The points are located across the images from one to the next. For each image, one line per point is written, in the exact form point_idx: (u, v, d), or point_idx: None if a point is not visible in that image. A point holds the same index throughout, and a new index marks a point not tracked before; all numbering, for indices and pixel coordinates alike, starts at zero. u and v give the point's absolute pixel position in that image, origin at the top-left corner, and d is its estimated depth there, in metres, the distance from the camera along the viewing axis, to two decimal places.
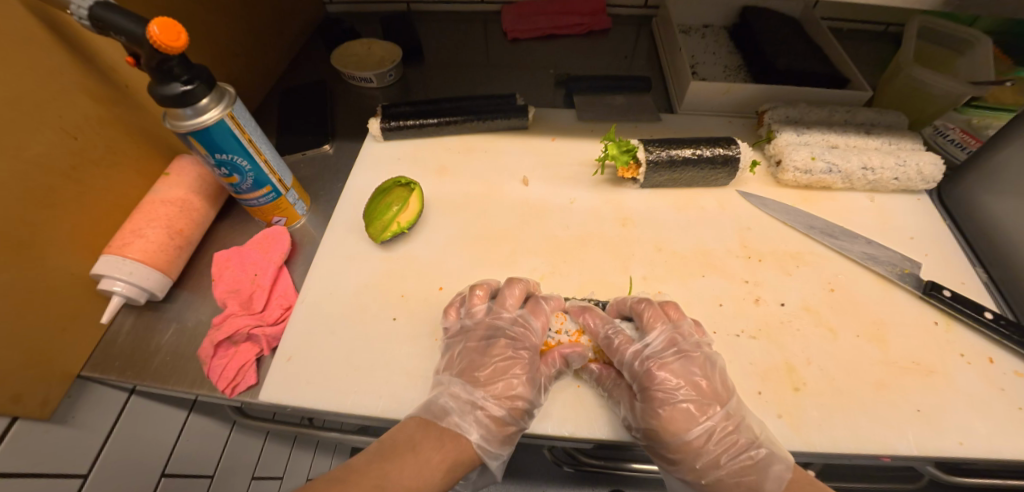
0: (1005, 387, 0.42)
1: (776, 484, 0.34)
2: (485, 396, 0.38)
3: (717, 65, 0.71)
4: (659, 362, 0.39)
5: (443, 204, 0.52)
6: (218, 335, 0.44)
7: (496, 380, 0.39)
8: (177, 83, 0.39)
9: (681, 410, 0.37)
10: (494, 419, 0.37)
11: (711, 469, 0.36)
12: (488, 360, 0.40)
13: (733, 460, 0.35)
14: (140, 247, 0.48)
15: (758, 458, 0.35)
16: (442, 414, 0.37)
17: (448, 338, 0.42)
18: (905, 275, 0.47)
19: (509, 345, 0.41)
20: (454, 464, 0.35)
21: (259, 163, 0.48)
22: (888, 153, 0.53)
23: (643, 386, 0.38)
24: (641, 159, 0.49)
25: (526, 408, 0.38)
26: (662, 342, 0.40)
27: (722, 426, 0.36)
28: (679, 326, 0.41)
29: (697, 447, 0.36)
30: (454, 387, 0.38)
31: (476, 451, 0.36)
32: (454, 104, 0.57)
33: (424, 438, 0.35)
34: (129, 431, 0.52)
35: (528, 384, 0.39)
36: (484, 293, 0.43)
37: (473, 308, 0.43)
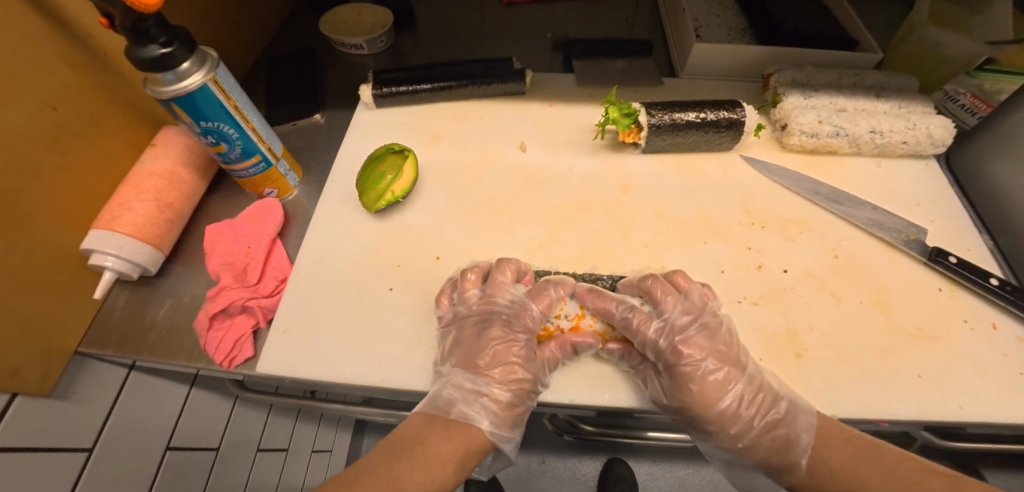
0: (1007, 352, 0.42)
1: (808, 434, 0.35)
2: (490, 382, 0.38)
3: (721, 27, 0.69)
4: (683, 336, 0.38)
5: (439, 173, 0.51)
6: (213, 307, 0.43)
7: (498, 364, 0.39)
8: (155, 45, 0.37)
9: (711, 381, 0.37)
10: (499, 404, 0.37)
11: (746, 432, 0.36)
12: (488, 345, 0.39)
13: (765, 420, 0.36)
14: (130, 221, 0.46)
15: (787, 412, 0.36)
16: (447, 407, 0.36)
17: (443, 327, 0.41)
18: (911, 241, 0.47)
19: (505, 328, 0.40)
20: (464, 454, 0.35)
21: (247, 131, 0.46)
22: (897, 116, 0.52)
23: (668, 364, 0.38)
24: (642, 123, 0.47)
25: (531, 388, 0.39)
26: (682, 312, 0.39)
27: (750, 389, 0.37)
28: (689, 297, 0.40)
29: (727, 416, 0.37)
30: (456, 377, 0.38)
31: (487, 439, 0.36)
32: (448, 69, 0.55)
33: (432, 432, 0.35)
34: (131, 406, 0.53)
35: (529, 364, 0.39)
36: (476, 277, 0.42)
37: (465, 293, 0.42)
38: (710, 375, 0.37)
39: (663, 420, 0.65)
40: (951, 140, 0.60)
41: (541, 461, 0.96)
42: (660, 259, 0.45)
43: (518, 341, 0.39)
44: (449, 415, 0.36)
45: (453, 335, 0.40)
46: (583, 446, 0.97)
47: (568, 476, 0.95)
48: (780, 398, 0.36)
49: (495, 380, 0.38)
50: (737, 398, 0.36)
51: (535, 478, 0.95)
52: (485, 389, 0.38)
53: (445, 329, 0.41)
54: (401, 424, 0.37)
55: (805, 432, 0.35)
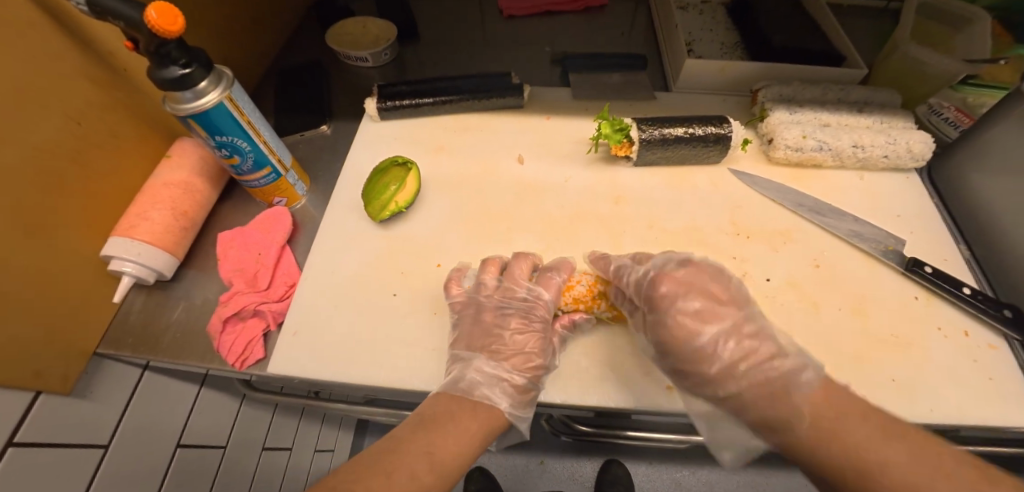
0: (978, 358, 0.44)
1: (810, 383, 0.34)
2: (509, 366, 0.41)
3: (714, 42, 0.71)
4: (663, 277, 0.40)
5: (440, 184, 0.53)
6: (226, 311, 0.46)
7: (514, 352, 0.42)
8: (175, 67, 0.40)
9: (689, 309, 0.39)
10: (517, 387, 0.40)
11: (736, 387, 0.36)
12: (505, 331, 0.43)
13: (756, 369, 0.36)
14: (148, 229, 0.49)
15: (784, 366, 0.36)
16: (469, 385, 0.39)
17: (457, 311, 0.44)
18: (889, 251, 0.49)
19: (523, 319, 0.43)
20: (486, 432, 0.36)
21: (259, 145, 0.49)
22: (879, 131, 0.54)
23: (652, 305, 0.40)
24: (634, 138, 0.50)
25: (544, 372, 0.41)
26: (668, 262, 0.42)
27: (738, 325, 0.38)
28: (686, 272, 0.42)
29: (722, 377, 0.37)
30: (479, 362, 0.40)
31: (508, 418, 0.38)
32: (450, 84, 0.57)
33: (457, 413, 0.36)
34: (144, 405, 0.55)
35: (544, 353, 0.42)
36: (496, 268, 0.45)
37: (484, 281, 0.44)
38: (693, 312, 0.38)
39: (655, 422, 0.67)
40: (933, 154, 0.62)
41: (540, 462, 0.98)
42: None
43: (535, 332, 0.42)
44: (473, 395, 0.38)
45: (471, 318, 0.43)
46: (580, 447, 0.99)
47: (567, 477, 0.97)
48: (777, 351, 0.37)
49: (513, 366, 0.41)
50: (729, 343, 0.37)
51: (534, 478, 0.97)
52: (503, 370, 0.40)
53: (460, 314, 0.43)
54: (422, 404, 0.38)
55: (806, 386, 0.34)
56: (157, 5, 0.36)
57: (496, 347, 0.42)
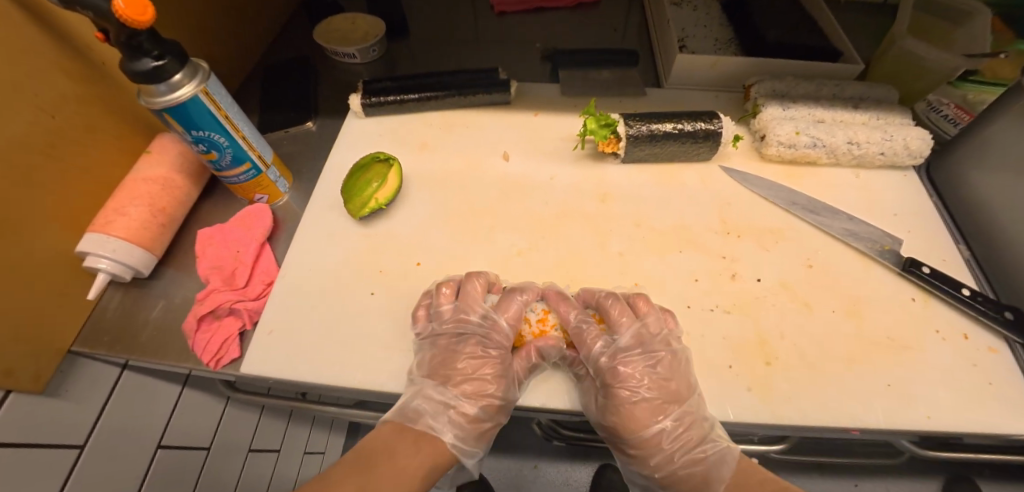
0: (978, 362, 0.42)
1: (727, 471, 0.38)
2: (461, 397, 0.40)
3: (707, 38, 0.70)
4: (623, 358, 0.41)
5: (423, 180, 0.52)
6: (201, 309, 0.45)
7: (469, 379, 0.41)
8: (148, 59, 0.39)
9: (642, 406, 0.40)
10: (467, 417, 0.40)
11: (666, 464, 0.39)
12: (459, 357, 0.42)
13: (686, 454, 0.38)
14: (124, 225, 0.48)
15: (711, 453, 0.38)
16: (416, 416, 0.39)
17: (420, 340, 0.42)
18: (885, 251, 0.47)
19: (479, 344, 0.42)
20: (430, 469, 0.37)
21: (237, 140, 0.48)
22: (875, 128, 0.53)
23: (605, 382, 0.40)
24: (621, 134, 0.48)
25: (499, 404, 0.41)
26: (630, 339, 0.41)
27: (676, 425, 0.39)
28: (645, 322, 0.41)
29: (654, 444, 0.39)
30: (428, 388, 0.40)
31: (453, 452, 0.39)
32: (435, 80, 0.56)
33: (399, 446, 0.37)
34: (122, 405, 0.54)
35: (499, 382, 0.41)
36: (450, 291, 0.43)
37: (439, 308, 0.42)
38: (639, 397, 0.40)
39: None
40: (933, 151, 0.60)
41: (534, 466, 0.96)
42: (638, 268, 0.46)
43: (489, 358, 0.41)
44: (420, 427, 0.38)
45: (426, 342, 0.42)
46: (575, 450, 0.97)
47: (561, 482, 0.95)
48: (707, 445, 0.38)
49: (466, 397, 0.40)
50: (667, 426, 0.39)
51: (528, 482, 0.95)
52: (456, 402, 0.40)
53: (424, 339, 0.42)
54: (368, 434, 0.39)
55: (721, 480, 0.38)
56: None
57: (453, 374, 0.41)
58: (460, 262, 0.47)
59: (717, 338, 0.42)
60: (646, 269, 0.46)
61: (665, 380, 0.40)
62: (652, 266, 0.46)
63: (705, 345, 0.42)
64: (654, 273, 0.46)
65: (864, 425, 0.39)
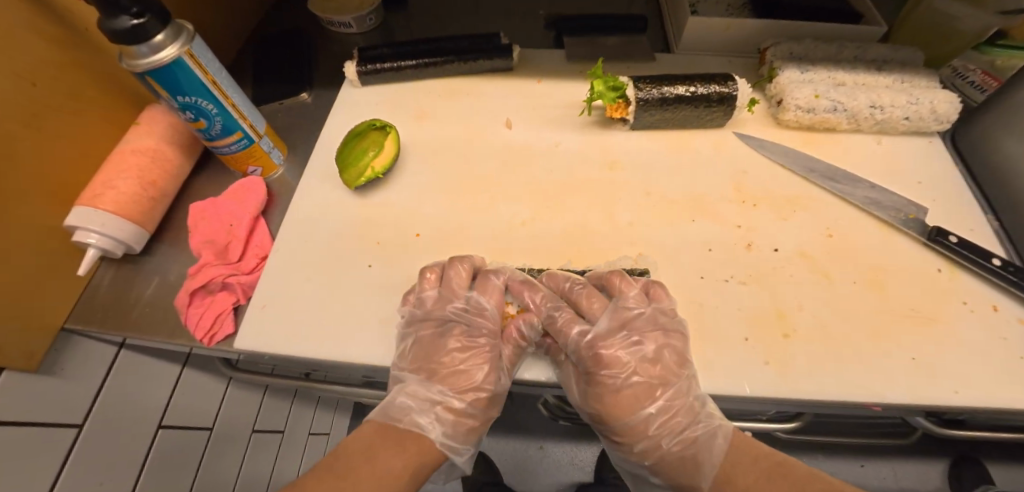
0: (1007, 336, 0.40)
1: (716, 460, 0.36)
2: (447, 391, 0.39)
3: (720, 2, 0.66)
4: (605, 343, 0.39)
5: (422, 150, 0.50)
6: (193, 283, 0.43)
7: (454, 371, 0.40)
8: (126, 16, 0.37)
9: (628, 391, 0.38)
10: (453, 412, 0.39)
11: (654, 450, 0.37)
12: (443, 347, 0.41)
13: (676, 441, 0.37)
14: (112, 198, 0.46)
15: (701, 435, 0.37)
16: (400, 415, 0.38)
17: (403, 328, 0.40)
18: (910, 220, 0.45)
19: (464, 334, 0.41)
20: (418, 465, 0.35)
21: (227, 107, 0.45)
22: (900, 91, 0.50)
23: (588, 369, 0.39)
24: (630, 98, 0.46)
25: (489, 397, 0.40)
26: (611, 323, 0.40)
27: (667, 411, 0.37)
28: (625, 301, 0.39)
29: (642, 429, 0.38)
30: (413, 385, 0.39)
31: (439, 449, 0.37)
32: (433, 45, 0.54)
33: (381, 446, 0.35)
34: (120, 384, 0.53)
35: (487, 373, 0.40)
36: (434, 277, 0.41)
37: (423, 295, 0.40)
38: (625, 369, 0.39)
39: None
40: (958, 118, 0.57)
41: (539, 447, 0.96)
42: (647, 238, 0.44)
43: (474, 347, 0.40)
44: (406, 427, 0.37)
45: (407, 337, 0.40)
46: (580, 431, 0.97)
47: (566, 463, 0.95)
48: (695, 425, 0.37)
49: (452, 392, 0.39)
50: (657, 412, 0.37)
51: (533, 463, 0.95)
52: (443, 398, 0.39)
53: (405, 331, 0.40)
54: (349, 435, 0.37)
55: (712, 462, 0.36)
56: None
57: (436, 368, 0.40)
58: (461, 234, 0.45)
59: (731, 309, 0.40)
60: (656, 239, 0.44)
61: (651, 360, 0.39)
62: (662, 236, 0.44)
63: (719, 317, 0.40)
64: (665, 243, 0.44)
65: (887, 399, 0.37)
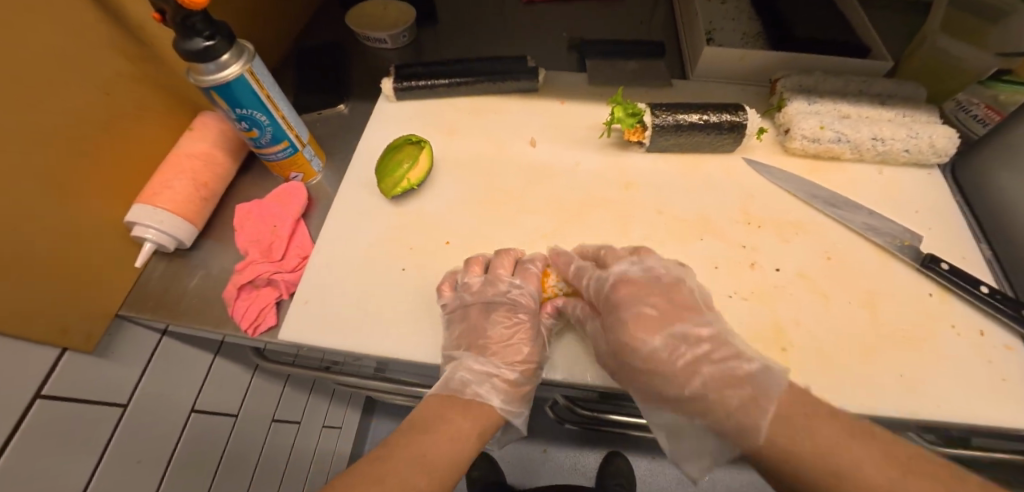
0: (993, 358, 0.43)
1: (774, 386, 0.35)
2: (501, 364, 0.42)
3: (735, 31, 0.70)
4: (620, 282, 0.42)
5: (452, 164, 0.54)
6: (241, 279, 0.48)
7: (504, 345, 0.42)
8: (199, 38, 0.41)
9: (646, 320, 0.39)
10: (509, 382, 0.41)
11: (690, 380, 0.37)
12: (492, 326, 0.43)
13: (717, 370, 0.37)
14: (170, 198, 0.51)
15: (754, 369, 0.36)
16: (459, 382, 0.40)
17: (449, 314, 0.43)
18: (905, 246, 0.48)
19: (510, 312, 0.43)
20: (483, 431, 0.38)
21: (277, 119, 0.50)
22: (901, 125, 0.53)
23: (607, 309, 0.41)
24: (648, 123, 0.50)
25: (535, 367, 0.42)
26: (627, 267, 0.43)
27: (693, 348, 0.38)
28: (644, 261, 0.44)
29: (684, 375, 0.37)
30: (469, 360, 0.41)
31: (500, 414, 0.40)
32: (466, 66, 0.58)
33: (448, 409, 0.38)
34: (161, 369, 0.58)
35: (534, 347, 0.42)
36: (480, 267, 0.45)
37: (470, 281, 0.44)
38: (649, 319, 0.39)
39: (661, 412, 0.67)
40: (959, 151, 0.60)
41: (543, 450, 0.99)
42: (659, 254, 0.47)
43: (520, 323, 0.43)
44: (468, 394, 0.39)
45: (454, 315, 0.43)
46: (583, 436, 1.00)
47: (569, 466, 0.98)
48: (744, 357, 0.37)
49: (504, 362, 0.42)
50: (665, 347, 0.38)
51: (537, 465, 0.98)
52: (497, 368, 0.41)
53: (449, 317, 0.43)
54: (417, 407, 0.40)
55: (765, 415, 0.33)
56: None
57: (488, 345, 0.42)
58: (486, 244, 0.49)
59: (734, 324, 0.44)
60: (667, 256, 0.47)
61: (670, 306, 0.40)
62: (673, 253, 0.47)
63: None
64: (675, 259, 0.47)
65: (875, 412, 0.40)
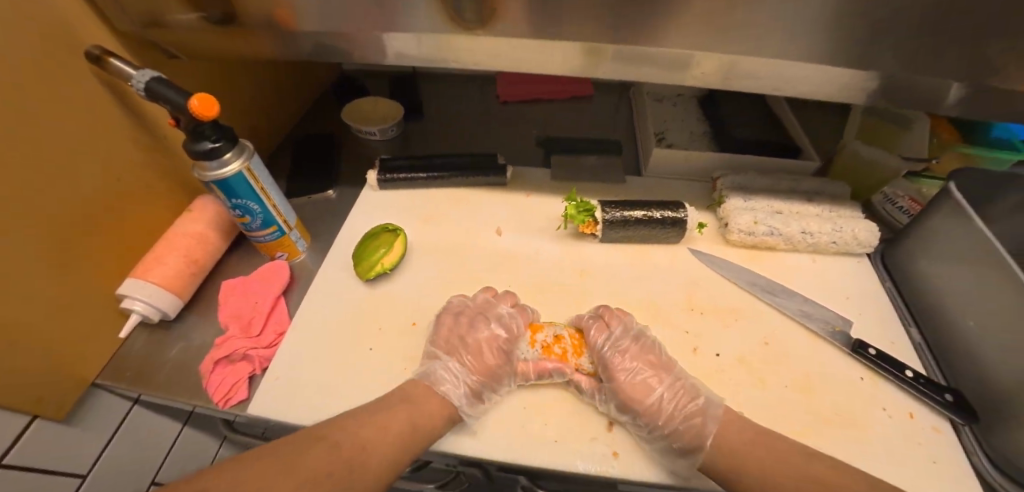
0: (923, 442, 0.46)
1: (715, 420, 0.41)
2: (472, 370, 0.46)
3: (684, 131, 0.79)
4: (616, 350, 0.47)
5: (424, 248, 0.59)
6: (218, 353, 0.51)
7: (478, 357, 0.47)
8: (206, 142, 0.48)
9: (639, 383, 0.45)
10: (474, 389, 0.45)
11: (668, 420, 0.43)
12: (476, 338, 0.48)
13: (682, 409, 0.43)
14: (161, 273, 0.55)
15: (702, 402, 0.43)
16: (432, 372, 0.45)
17: (441, 316, 0.50)
18: (836, 332, 0.52)
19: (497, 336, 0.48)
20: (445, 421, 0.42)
21: (268, 207, 0.56)
22: (827, 219, 0.60)
23: (606, 369, 0.46)
24: (598, 218, 0.56)
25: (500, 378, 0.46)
26: (621, 336, 0.48)
27: (672, 389, 0.44)
28: (624, 322, 0.49)
29: (653, 408, 0.43)
30: (450, 363, 0.46)
31: (459, 413, 0.43)
32: (443, 162, 0.66)
33: (422, 397, 0.43)
34: (127, 438, 0.58)
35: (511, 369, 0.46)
36: (485, 295, 0.52)
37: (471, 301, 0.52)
38: (641, 385, 0.45)
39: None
40: (886, 240, 0.67)
41: None
42: None
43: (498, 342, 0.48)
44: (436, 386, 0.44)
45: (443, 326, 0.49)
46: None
47: None
48: (697, 398, 0.44)
49: (475, 371, 0.46)
50: (667, 398, 0.44)
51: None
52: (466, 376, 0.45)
53: (438, 322, 0.50)
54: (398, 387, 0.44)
55: (714, 419, 0.41)
56: (200, 96, 0.45)
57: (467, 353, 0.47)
58: None
59: None
60: None
61: (643, 354, 0.47)
62: None
63: None
64: None
65: None
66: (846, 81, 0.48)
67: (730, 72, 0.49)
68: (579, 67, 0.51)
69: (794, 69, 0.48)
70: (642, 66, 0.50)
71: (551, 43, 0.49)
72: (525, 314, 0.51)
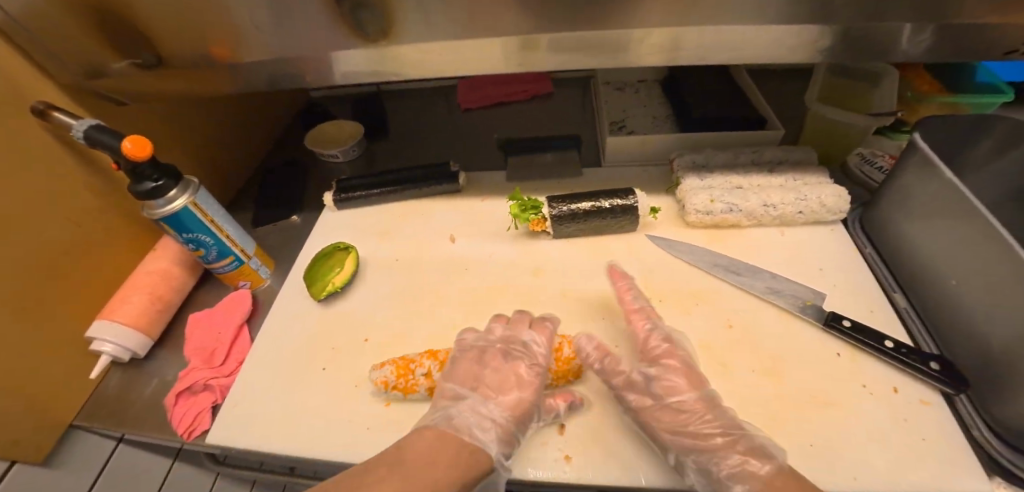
0: (909, 417, 0.42)
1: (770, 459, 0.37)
2: (506, 407, 0.42)
3: (646, 116, 0.78)
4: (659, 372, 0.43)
5: (379, 263, 0.59)
6: (179, 385, 0.52)
7: (511, 397, 0.43)
8: (148, 182, 0.50)
9: (670, 406, 0.41)
10: (509, 434, 0.40)
11: (705, 460, 0.38)
12: (507, 372, 0.44)
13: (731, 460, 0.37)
14: (126, 312, 0.57)
15: (741, 437, 0.38)
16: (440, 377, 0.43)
17: (463, 346, 0.47)
18: (808, 307, 0.49)
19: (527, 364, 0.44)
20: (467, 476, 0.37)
21: (221, 238, 0.57)
22: (790, 189, 0.57)
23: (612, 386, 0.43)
24: (546, 214, 0.55)
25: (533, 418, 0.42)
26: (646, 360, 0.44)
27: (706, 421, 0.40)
28: (659, 325, 0.47)
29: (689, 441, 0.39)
30: (477, 403, 0.42)
31: (494, 464, 0.39)
32: (396, 176, 0.66)
33: (444, 449, 0.37)
34: (112, 475, 0.60)
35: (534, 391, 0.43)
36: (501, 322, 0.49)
37: (495, 328, 0.48)
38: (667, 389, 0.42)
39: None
40: (863, 204, 0.63)
41: None
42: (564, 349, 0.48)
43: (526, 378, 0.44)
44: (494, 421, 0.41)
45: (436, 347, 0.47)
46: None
47: None
48: (739, 439, 0.38)
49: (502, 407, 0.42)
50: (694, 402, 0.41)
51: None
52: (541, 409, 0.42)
53: (461, 352, 0.47)
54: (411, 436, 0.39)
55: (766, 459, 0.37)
56: (133, 138, 0.47)
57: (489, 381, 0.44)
58: (400, 341, 0.51)
59: None
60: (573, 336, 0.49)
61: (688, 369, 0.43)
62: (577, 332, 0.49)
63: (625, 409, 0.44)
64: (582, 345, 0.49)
65: None
66: (792, 40, 0.45)
67: (676, 48, 0.47)
68: (516, 62, 0.50)
69: (740, 33, 0.45)
70: (576, 52, 0.48)
71: (479, 41, 0.48)
72: (550, 328, 0.47)
